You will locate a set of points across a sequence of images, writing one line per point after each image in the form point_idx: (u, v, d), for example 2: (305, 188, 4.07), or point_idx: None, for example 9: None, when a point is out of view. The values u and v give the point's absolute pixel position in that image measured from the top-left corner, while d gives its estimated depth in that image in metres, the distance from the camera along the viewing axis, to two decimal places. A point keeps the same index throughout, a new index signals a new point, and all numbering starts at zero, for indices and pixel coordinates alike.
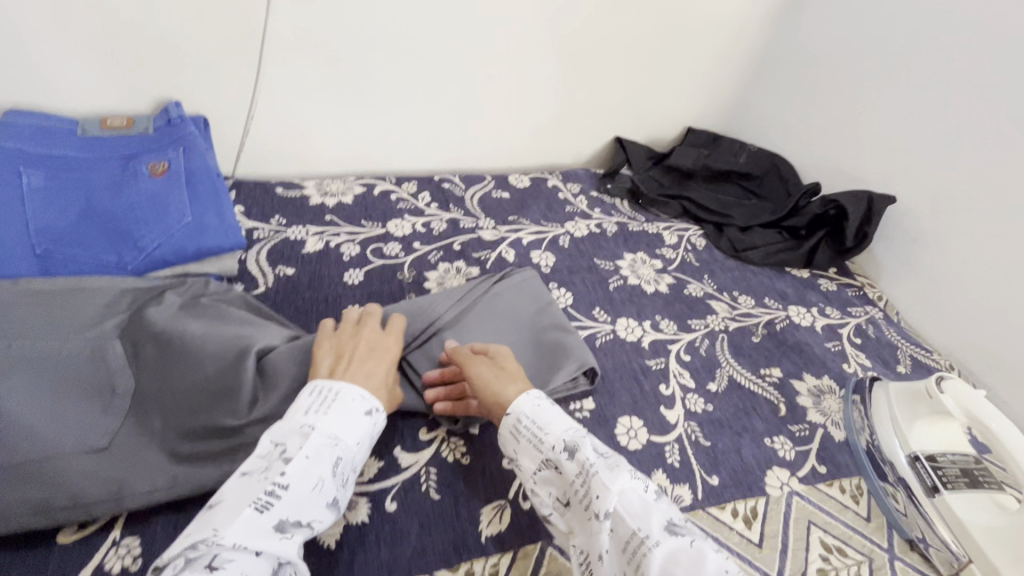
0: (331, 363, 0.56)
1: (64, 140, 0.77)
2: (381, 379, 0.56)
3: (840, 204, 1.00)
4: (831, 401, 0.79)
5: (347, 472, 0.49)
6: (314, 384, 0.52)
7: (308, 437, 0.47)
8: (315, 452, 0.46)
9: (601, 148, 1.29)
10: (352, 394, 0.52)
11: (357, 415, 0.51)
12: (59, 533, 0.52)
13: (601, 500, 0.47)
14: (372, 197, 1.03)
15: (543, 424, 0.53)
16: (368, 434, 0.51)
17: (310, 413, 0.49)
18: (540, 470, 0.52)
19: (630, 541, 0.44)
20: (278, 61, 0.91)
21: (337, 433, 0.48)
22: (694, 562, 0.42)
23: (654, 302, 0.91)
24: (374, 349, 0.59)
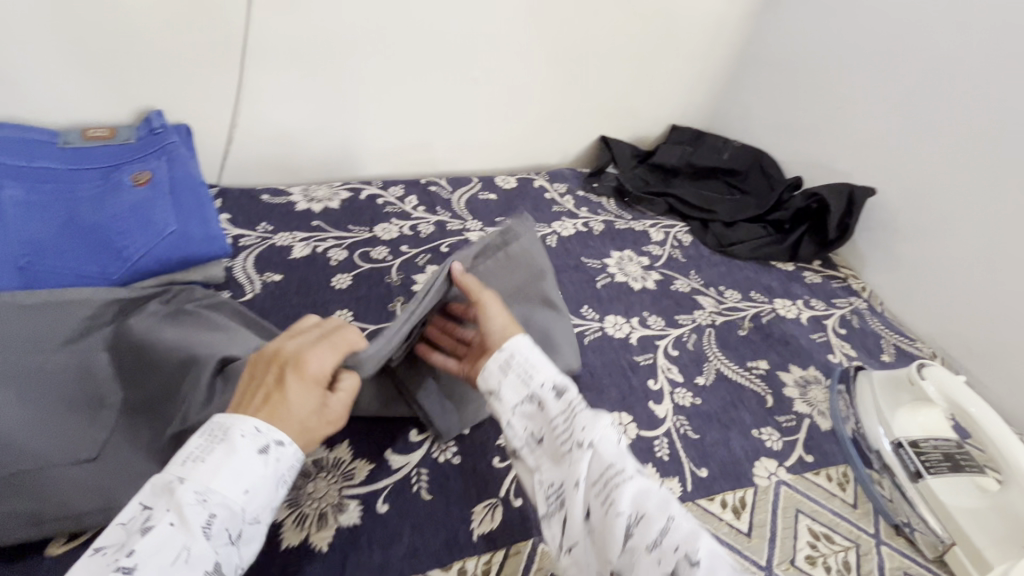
0: (242, 391, 0.50)
1: (45, 151, 0.77)
2: (292, 408, 0.48)
3: (821, 197, 1.02)
4: (817, 391, 0.80)
5: (231, 526, 0.43)
6: (212, 421, 0.47)
7: (174, 499, 0.41)
8: (179, 516, 0.41)
9: (586, 148, 1.29)
10: (241, 429, 0.46)
11: (245, 457, 0.45)
12: (48, 546, 0.51)
13: (582, 434, 0.48)
14: (359, 202, 1.03)
15: (535, 364, 0.53)
16: (261, 478, 0.45)
17: (187, 462, 0.44)
18: (522, 404, 0.53)
19: (604, 475, 0.47)
20: (262, 67, 0.91)
21: (209, 487, 0.43)
22: (658, 502, 0.46)
23: (642, 298, 0.92)
24: (285, 370, 0.50)
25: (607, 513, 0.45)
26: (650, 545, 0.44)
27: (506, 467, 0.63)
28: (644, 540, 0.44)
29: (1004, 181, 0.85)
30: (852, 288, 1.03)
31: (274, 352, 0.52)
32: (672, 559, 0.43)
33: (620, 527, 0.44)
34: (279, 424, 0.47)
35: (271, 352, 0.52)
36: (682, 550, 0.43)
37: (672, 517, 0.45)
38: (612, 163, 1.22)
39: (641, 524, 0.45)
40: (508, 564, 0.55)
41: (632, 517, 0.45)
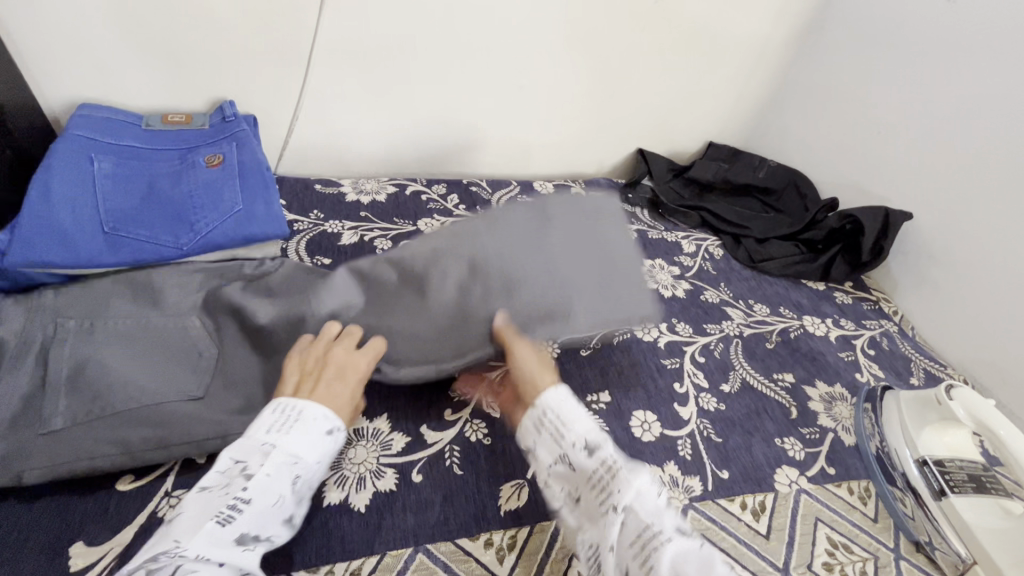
0: (295, 382, 0.57)
1: (132, 133, 0.85)
2: (346, 399, 0.57)
3: (857, 218, 1.03)
4: (842, 407, 0.81)
5: (304, 489, 0.50)
6: (276, 401, 0.54)
7: (270, 454, 0.48)
8: (275, 469, 0.48)
9: (623, 160, 1.33)
10: (314, 412, 0.53)
11: (319, 435, 0.52)
12: (119, 482, 0.57)
13: (619, 495, 0.48)
14: (404, 197, 1.08)
15: (566, 420, 0.55)
16: (330, 452, 0.53)
17: (273, 429, 0.50)
18: (555, 465, 0.54)
19: (640, 536, 0.46)
20: (323, 66, 0.97)
21: (298, 450, 0.50)
22: (702, 564, 0.44)
23: (671, 305, 0.94)
24: (343, 370, 0.59)
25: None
26: None
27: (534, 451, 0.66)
28: None
29: None
30: (884, 311, 1.03)
31: (324, 352, 0.60)
32: None
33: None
34: (336, 409, 0.55)
35: (319, 353, 0.60)
36: None
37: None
38: (647, 175, 1.25)
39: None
40: (532, 539, 0.58)
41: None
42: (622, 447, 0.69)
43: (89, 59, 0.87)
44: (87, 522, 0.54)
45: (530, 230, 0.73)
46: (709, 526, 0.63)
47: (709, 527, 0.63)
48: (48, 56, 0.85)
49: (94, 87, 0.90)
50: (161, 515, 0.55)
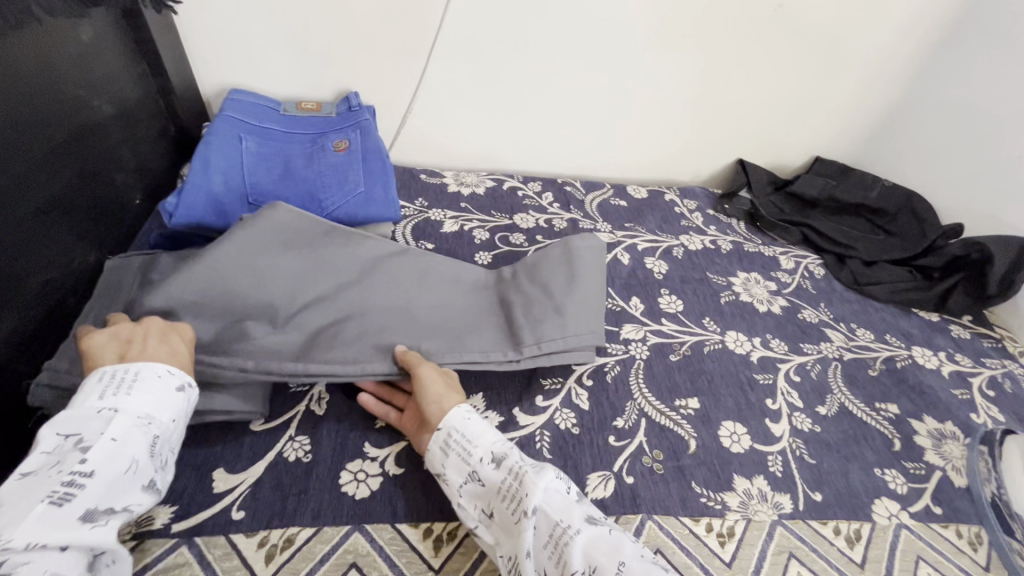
0: (122, 353, 0.55)
1: (273, 117, 0.95)
2: (185, 356, 0.59)
3: (985, 247, 0.94)
4: (953, 446, 0.76)
5: (161, 451, 0.52)
6: (100, 372, 0.52)
7: (110, 421, 0.49)
8: (120, 434, 0.49)
9: (720, 170, 1.31)
10: (156, 369, 0.54)
11: (170, 393, 0.54)
12: (251, 425, 0.64)
13: (529, 500, 0.53)
14: (502, 191, 1.13)
15: (471, 437, 0.58)
16: (181, 413, 0.55)
17: (109, 395, 0.51)
18: (466, 483, 0.57)
19: (554, 533, 0.51)
20: (441, 65, 1.04)
21: (145, 412, 0.51)
22: (612, 548, 0.50)
23: (766, 320, 0.92)
24: (168, 332, 0.59)
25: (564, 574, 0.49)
26: None
27: (620, 446, 0.68)
28: None
29: None
30: (1007, 351, 0.95)
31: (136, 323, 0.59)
32: None
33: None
34: (182, 365, 0.57)
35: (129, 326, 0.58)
36: None
37: (625, 562, 0.49)
38: (746, 187, 1.22)
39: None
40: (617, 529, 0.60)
41: (586, 572, 0.49)
42: (710, 454, 0.69)
43: (245, 51, 0.98)
44: (225, 451, 0.61)
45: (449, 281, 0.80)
46: (799, 545, 0.61)
47: (799, 546, 0.61)
48: (212, 46, 0.97)
49: (244, 75, 1.01)
50: (285, 456, 0.62)
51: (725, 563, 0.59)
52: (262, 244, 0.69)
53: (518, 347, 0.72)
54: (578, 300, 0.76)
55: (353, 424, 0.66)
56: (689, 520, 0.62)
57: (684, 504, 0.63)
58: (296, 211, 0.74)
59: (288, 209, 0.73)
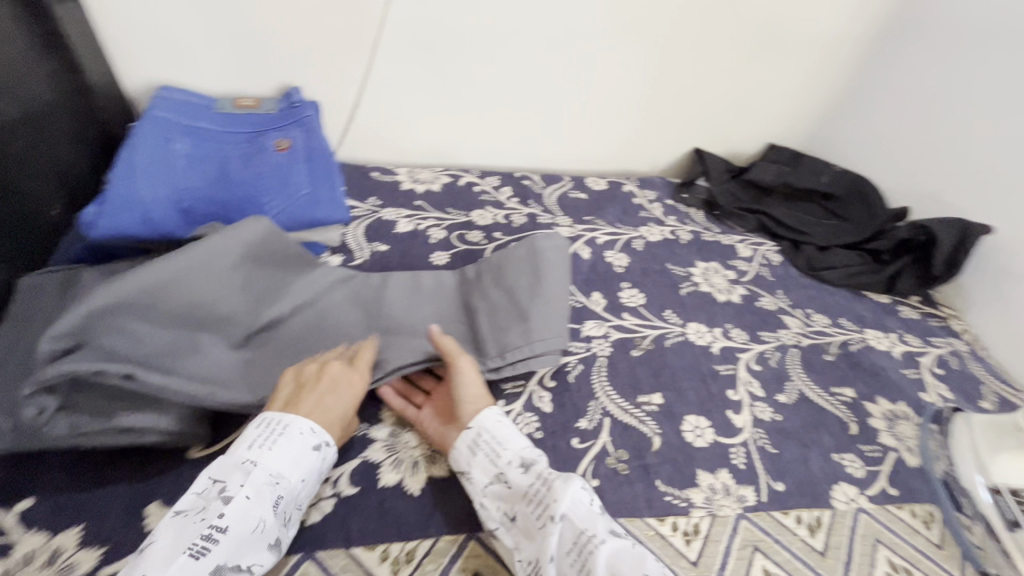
0: (289, 393, 0.58)
1: (205, 115, 0.88)
2: (340, 414, 0.59)
3: (930, 229, 0.96)
4: (906, 426, 0.78)
5: (289, 509, 0.52)
6: (263, 415, 0.56)
7: (249, 475, 0.50)
8: (254, 492, 0.50)
9: (678, 159, 1.30)
10: (301, 427, 0.55)
11: (305, 451, 0.54)
12: (189, 450, 0.60)
13: (556, 505, 0.53)
14: (458, 187, 1.09)
15: (502, 440, 0.59)
16: (313, 471, 0.54)
17: (253, 446, 0.52)
18: (491, 484, 0.57)
19: (579, 541, 0.51)
20: (388, 57, 0.99)
21: (278, 468, 0.52)
22: (635, 562, 0.49)
23: (726, 310, 0.92)
24: (337, 383, 0.60)
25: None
26: None
27: (584, 448, 0.66)
28: None
29: None
30: (952, 330, 0.98)
31: (320, 363, 0.61)
32: None
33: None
34: (326, 425, 0.57)
35: (313, 365, 0.61)
36: None
37: (648, 574, 0.48)
38: (704, 175, 1.23)
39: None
40: None
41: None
42: (674, 451, 0.68)
43: (172, 45, 0.91)
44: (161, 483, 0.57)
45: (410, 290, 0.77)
46: (763, 538, 0.61)
47: (763, 539, 0.61)
48: (134, 39, 0.89)
49: (173, 71, 0.94)
50: None
51: (690, 563, 0.58)
52: (210, 266, 0.66)
53: (483, 358, 0.70)
54: (544, 302, 0.73)
55: None
56: (654, 521, 0.61)
57: (649, 505, 0.62)
58: (277, 232, 0.72)
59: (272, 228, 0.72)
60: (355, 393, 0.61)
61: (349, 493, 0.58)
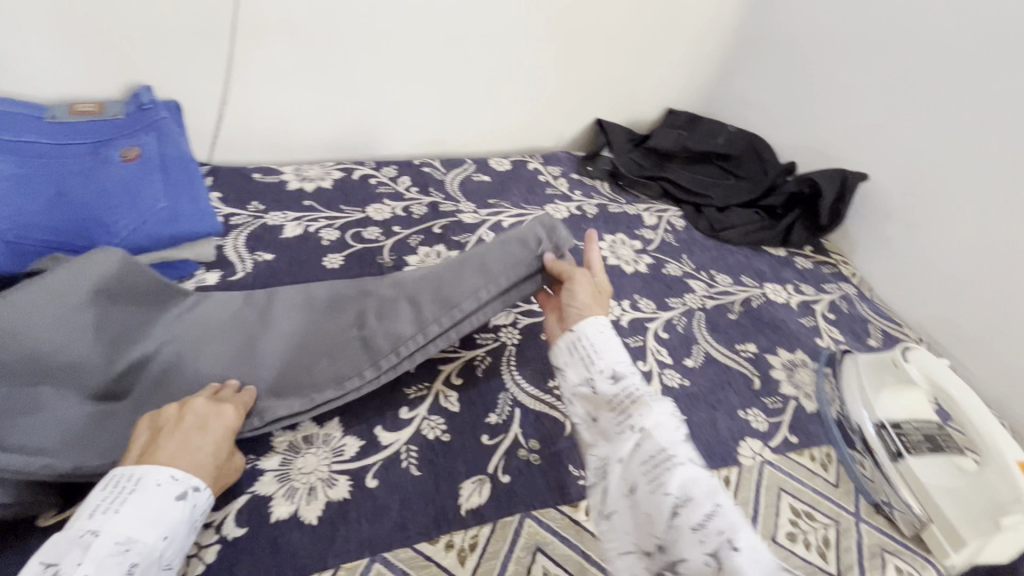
0: (146, 442, 0.51)
1: (36, 126, 0.75)
2: (210, 452, 0.51)
3: (814, 181, 1.02)
4: (803, 373, 0.81)
5: (149, 573, 0.44)
6: (112, 473, 0.48)
7: (89, 549, 0.42)
8: (96, 568, 0.42)
9: (581, 132, 1.29)
10: (156, 477, 0.47)
11: (164, 504, 0.46)
12: (38, 520, 0.52)
13: (640, 417, 0.51)
14: (352, 182, 1.02)
15: (598, 348, 0.58)
16: (178, 524, 0.47)
17: (97, 513, 0.45)
18: (580, 386, 0.57)
19: (655, 455, 0.48)
20: (255, 44, 0.91)
21: (129, 531, 0.44)
22: (712, 489, 0.45)
23: (634, 281, 0.92)
24: (204, 420, 0.53)
25: (654, 492, 0.46)
26: (694, 525, 0.43)
27: (494, 444, 0.64)
28: (690, 522, 0.43)
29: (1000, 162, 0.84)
30: (842, 275, 1.04)
31: (181, 403, 0.54)
32: (715, 542, 0.41)
33: (666, 505, 0.45)
34: (193, 468, 0.49)
35: (173, 406, 0.54)
36: (724, 535, 0.41)
37: (722, 505, 0.43)
38: (607, 147, 1.22)
39: (689, 506, 0.44)
40: (494, 538, 0.56)
41: (679, 498, 0.45)
42: None
43: None
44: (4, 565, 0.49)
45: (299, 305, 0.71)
46: None
47: None
48: None
49: None
50: None
51: None
52: (51, 307, 0.59)
53: (374, 361, 0.64)
54: (428, 279, 0.69)
55: None
56: (568, 508, 0.60)
57: (562, 493, 0.61)
58: (134, 263, 0.66)
59: (127, 258, 0.65)
60: (225, 428, 0.54)
61: (235, 536, 0.52)
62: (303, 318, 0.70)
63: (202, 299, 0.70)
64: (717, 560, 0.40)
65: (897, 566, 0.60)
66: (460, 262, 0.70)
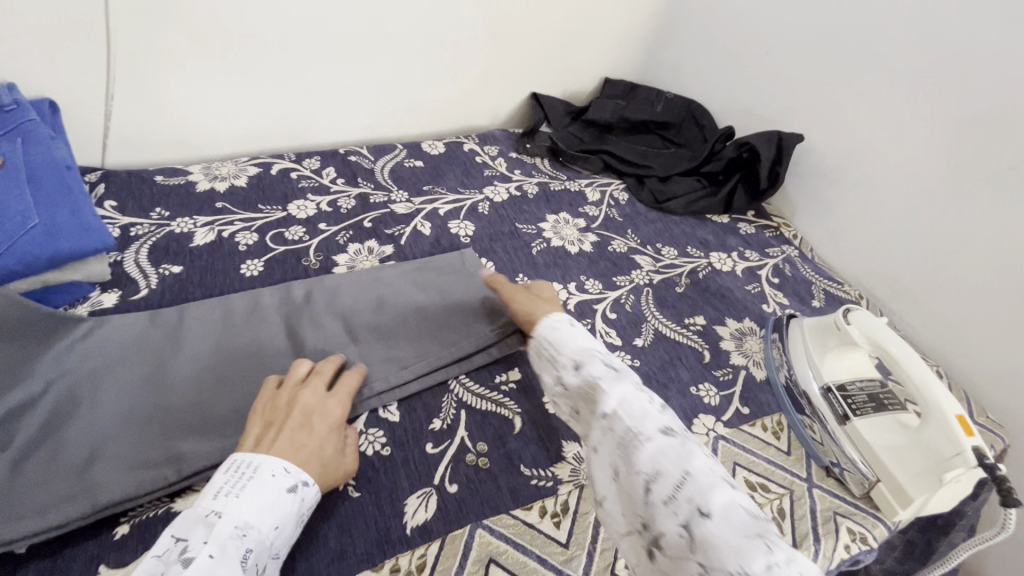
0: (260, 433, 0.52)
1: None
2: (316, 448, 0.53)
3: (752, 145, 1.01)
4: (752, 341, 0.81)
5: (261, 561, 0.44)
6: (232, 459, 0.49)
7: (214, 527, 0.43)
8: (218, 547, 0.42)
9: (517, 107, 1.24)
10: (271, 468, 0.48)
11: (279, 493, 0.47)
12: None
13: (601, 402, 0.53)
14: (271, 177, 0.94)
15: (558, 343, 0.60)
16: (289, 514, 0.47)
17: (220, 495, 0.45)
18: (554, 385, 0.59)
19: (625, 437, 0.50)
20: (135, 28, 0.80)
21: (249, 515, 0.45)
22: (680, 457, 0.47)
23: (579, 262, 0.89)
24: (310, 417, 0.54)
25: (629, 472, 0.48)
26: (665, 498, 0.45)
27: (440, 452, 0.60)
28: (661, 496, 0.45)
29: (926, 112, 0.84)
30: (784, 237, 1.04)
31: (290, 398, 0.56)
32: (686, 510, 0.44)
33: (641, 486, 0.47)
34: (302, 462, 0.50)
35: (284, 400, 0.56)
36: (694, 502, 0.44)
37: (691, 473, 0.45)
38: (545, 122, 1.17)
39: (659, 480, 0.46)
40: (443, 555, 0.52)
41: (650, 475, 0.47)
42: (537, 428, 0.64)
43: None
44: None
45: (213, 329, 0.66)
46: None
47: None
48: None
49: None
50: None
51: (562, 546, 0.55)
52: None
53: None
54: (381, 321, 0.70)
55: (81, 544, 0.49)
56: (520, 511, 0.57)
57: (515, 496, 0.58)
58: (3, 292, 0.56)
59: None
60: (330, 424, 0.55)
61: None
62: (224, 339, 0.65)
63: (100, 324, 0.63)
64: (689, 530, 0.43)
65: (849, 529, 0.61)
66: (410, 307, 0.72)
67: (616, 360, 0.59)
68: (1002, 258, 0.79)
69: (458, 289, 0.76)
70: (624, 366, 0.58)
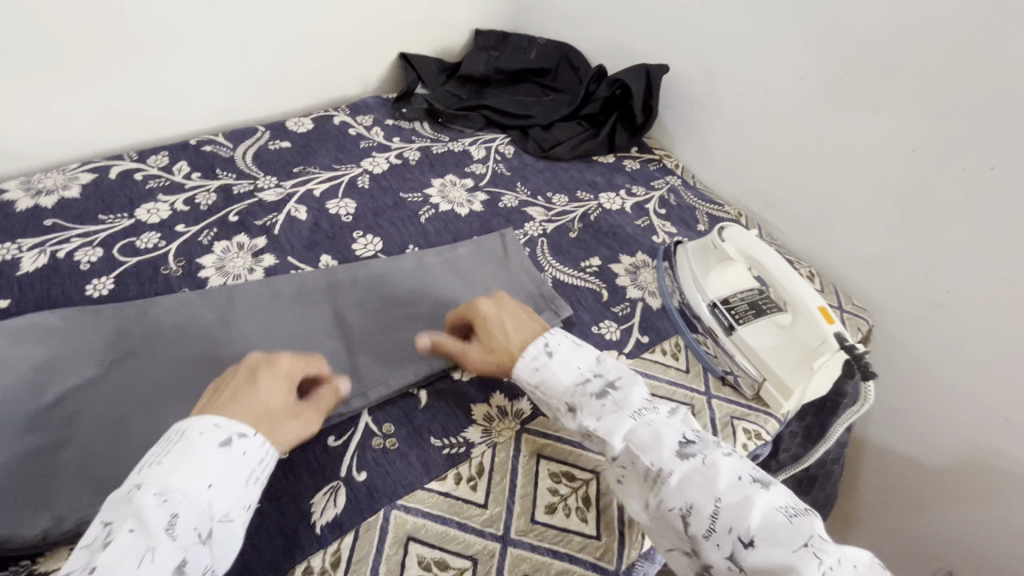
0: (207, 398, 0.51)
1: None
2: (259, 400, 0.50)
3: (623, 83, 1.02)
4: (646, 273, 0.83)
5: (201, 524, 0.42)
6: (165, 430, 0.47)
7: (133, 500, 0.41)
8: (139, 520, 0.40)
9: (386, 70, 1.16)
10: (201, 426, 0.45)
11: (207, 452, 0.44)
12: None
13: (608, 445, 0.53)
14: (110, 181, 0.82)
15: (547, 388, 0.57)
16: (223, 471, 0.44)
17: (144, 466, 0.43)
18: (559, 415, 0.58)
19: (647, 472, 0.51)
20: None
21: (168, 481, 0.42)
22: (707, 481, 0.49)
23: (470, 224, 0.87)
24: (253, 368, 0.52)
25: (660, 506, 0.50)
26: (705, 532, 0.47)
27: (343, 443, 0.57)
28: (702, 529, 0.47)
29: (770, 31, 0.88)
30: (667, 168, 1.07)
31: (240, 360, 0.54)
32: (728, 541, 0.46)
33: (677, 520, 0.49)
34: (241, 413, 0.48)
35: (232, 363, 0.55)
36: (734, 532, 0.46)
37: (721, 498, 0.47)
38: (419, 83, 1.11)
39: (695, 514, 0.48)
40: (359, 545, 0.51)
41: (683, 508, 0.49)
42: (444, 397, 0.63)
43: None
44: None
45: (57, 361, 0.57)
46: (545, 443, 0.61)
47: (544, 444, 0.61)
48: None
49: None
50: None
51: (480, 507, 0.55)
52: None
53: (336, 430, 0.58)
54: (365, 309, 0.69)
55: None
56: (435, 483, 0.56)
57: (427, 470, 0.57)
58: None
59: None
60: (277, 374, 0.52)
61: None
62: (68, 372, 0.57)
63: None
64: (738, 560, 0.45)
65: (745, 429, 0.67)
66: (399, 285, 0.73)
67: (610, 375, 0.57)
68: (851, 158, 0.86)
69: (386, 271, 0.74)
70: (622, 378, 0.57)
